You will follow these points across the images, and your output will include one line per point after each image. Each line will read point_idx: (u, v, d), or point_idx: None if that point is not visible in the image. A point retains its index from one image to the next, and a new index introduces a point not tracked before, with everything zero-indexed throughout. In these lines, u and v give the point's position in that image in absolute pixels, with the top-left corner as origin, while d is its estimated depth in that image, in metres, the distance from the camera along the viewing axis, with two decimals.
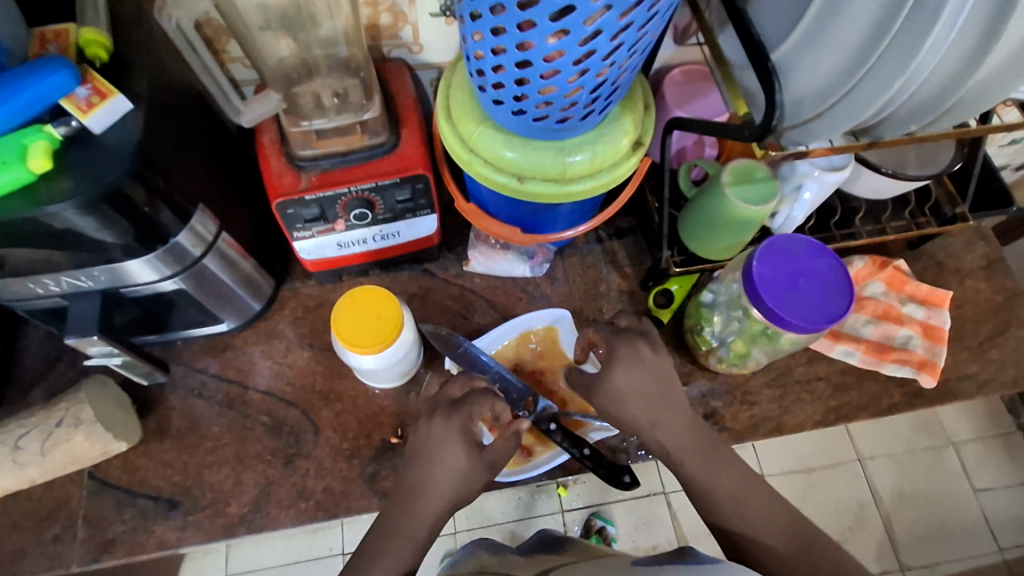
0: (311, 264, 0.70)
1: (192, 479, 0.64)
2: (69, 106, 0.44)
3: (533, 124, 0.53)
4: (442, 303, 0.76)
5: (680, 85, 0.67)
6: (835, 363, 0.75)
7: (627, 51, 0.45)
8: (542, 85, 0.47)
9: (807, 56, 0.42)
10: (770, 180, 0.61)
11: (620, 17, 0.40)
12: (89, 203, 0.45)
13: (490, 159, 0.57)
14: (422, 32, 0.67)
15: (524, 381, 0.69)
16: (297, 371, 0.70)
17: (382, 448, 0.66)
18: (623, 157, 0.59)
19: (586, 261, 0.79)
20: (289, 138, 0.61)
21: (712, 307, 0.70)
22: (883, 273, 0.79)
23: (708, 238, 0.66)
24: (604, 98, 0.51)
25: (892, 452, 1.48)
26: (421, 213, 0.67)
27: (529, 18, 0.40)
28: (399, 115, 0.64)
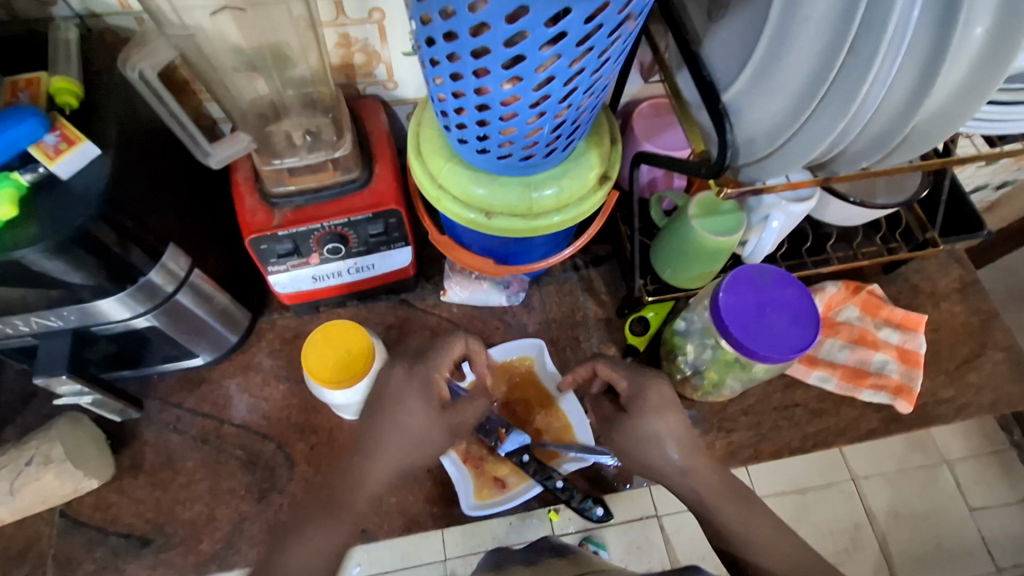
0: (287, 297, 0.70)
1: (164, 516, 0.64)
2: (37, 153, 0.45)
3: (498, 161, 0.54)
4: (420, 333, 0.76)
5: (649, 119, 0.69)
6: (813, 389, 0.76)
7: (582, 93, 0.46)
8: (502, 126, 0.48)
9: (755, 98, 0.43)
10: (735, 211, 0.62)
11: (571, 65, 0.41)
12: (56, 248, 0.46)
13: (458, 195, 0.58)
14: (396, 69, 0.69)
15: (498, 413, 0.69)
16: (273, 404, 0.70)
17: (356, 482, 0.66)
18: (590, 191, 0.60)
19: (563, 289, 0.79)
20: (261, 175, 0.62)
21: (685, 334, 0.70)
22: (857, 298, 0.80)
23: (679, 268, 0.67)
24: (567, 136, 0.52)
25: (885, 471, 1.46)
26: (395, 246, 0.68)
27: (482, 66, 0.42)
28: (372, 151, 0.65)
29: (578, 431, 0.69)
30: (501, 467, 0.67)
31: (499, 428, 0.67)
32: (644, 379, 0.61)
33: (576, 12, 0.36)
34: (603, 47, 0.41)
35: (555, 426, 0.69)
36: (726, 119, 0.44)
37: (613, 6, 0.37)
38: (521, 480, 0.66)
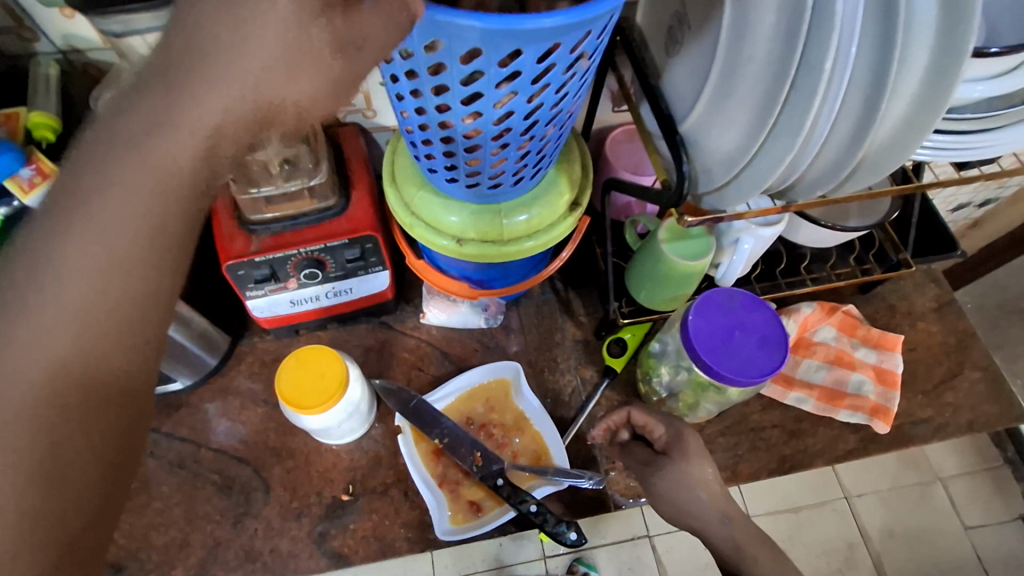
0: (265, 320, 0.71)
1: (138, 542, 0.64)
2: (12, 186, 0.47)
3: (468, 190, 0.55)
4: (399, 356, 0.76)
5: (621, 145, 0.70)
6: (790, 409, 0.76)
7: (544, 126, 0.47)
8: (467, 157, 0.49)
9: (710, 131, 0.45)
10: (703, 236, 0.64)
11: (528, 100, 0.43)
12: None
13: (431, 222, 0.60)
14: (374, 98, 0.70)
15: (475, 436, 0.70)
16: (251, 428, 0.70)
17: (332, 507, 0.66)
18: (561, 217, 0.61)
19: (542, 310, 0.80)
20: (239, 203, 0.63)
21: (660, 356, 0.71)
22: (832, 318, 0.80)
23: (653, 291, 0.68)
24: (534, 166, 0.54)
25: (878, 489, 1.45)
26: (373, 270, 0.69)
27: (443, 102, 0.43)
28: (349, 179, 0.67)
29: (554, 454, 0.69)
30: (477, 490, 0.67)
31: (475, 452, 0.67)
32: (680, 426, 0.64)
33: (527, 53, 0.38)
34: (559, 84, 0.43)
35: (531, 449, 0.70)
36: (682, 151, 0.46)
37: (564, 46, 0.39)
38: (496, 504, 0.67)
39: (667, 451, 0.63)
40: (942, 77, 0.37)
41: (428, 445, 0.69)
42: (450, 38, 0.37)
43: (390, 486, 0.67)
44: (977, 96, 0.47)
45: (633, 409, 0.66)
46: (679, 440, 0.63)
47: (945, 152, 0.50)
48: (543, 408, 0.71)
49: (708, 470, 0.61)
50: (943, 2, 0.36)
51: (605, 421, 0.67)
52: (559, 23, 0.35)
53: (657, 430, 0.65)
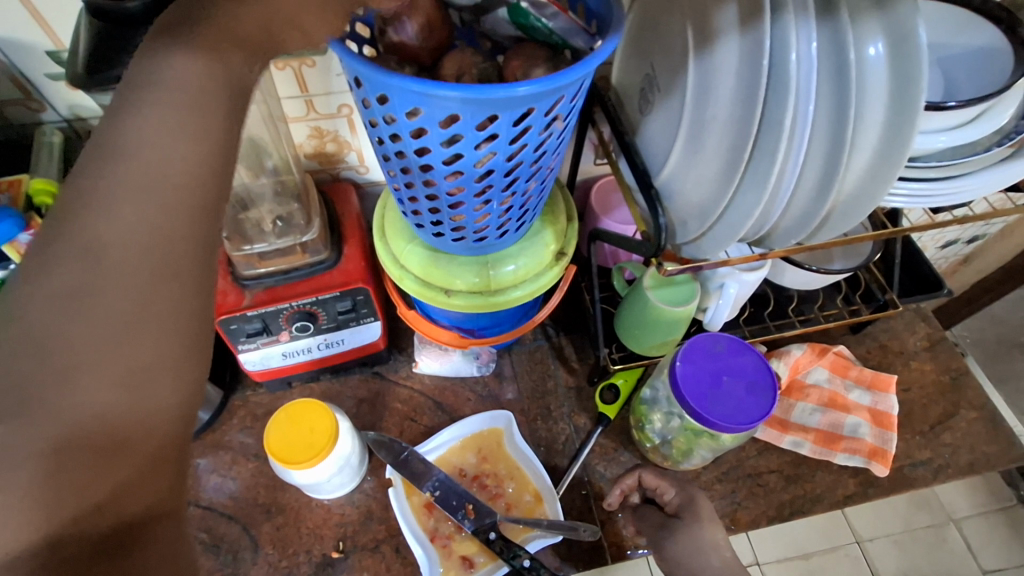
0: (258, 374, 0.71)
1: None
2: (9, 249, 0.49)
3: (454, 243, 0.57)
4: (392, 406, 0.76)
5: (606, 196, 0.72)
6: (786, 453, 0.75)
7: (525, 182, 0.49)
8: (452, 213, 0.51)
9: (683, 185, 0.46)
10: (688, 282, 0.65)
11: (507, 159, 0.45)
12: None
13: (418, 274, 0.61)
14: (366, 155, 0.73)
15: (467, 488, 0.68)
16: (241, 484, 0.69)
17: (322, 564, 0.65)
18: (547, 266, 0.62)
19: (534, 357, 0.80)
20: (233, 260, 0.64)
21: (651, 402, 0.71)
22: (824, 359, 0.80)
23: (641, 336, 0.69)
24: (517, 219, 0.55)
25: (891, 532, 1.41)
26: (364, 321, 0.70)
27: (426, 163, 0.45)
28: (342, 232, 0.69)
29: (547, 504, 0.68)
30: (469, 544, 0.66)
31: (467, 504, 0.66)
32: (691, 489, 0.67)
33: (503, 117, 0.40)
34: (537, 143, 0.45)
35: (525, 499, 0.69)
36: (658, 203, 0.47)
37: (538, 110, 0.41)
38: (490, 558, 0.65)
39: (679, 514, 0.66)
40: (897, 132, 0.39)
41: (420, 498, 0.68)
42: (429, 106, 0.39)
43: (382, 541, 0.66)
44: (942, 146, 0.49)
45: (645, 471, 0.68)
46: (691, 503, 0.66)
47: (921, 199, 0.52)
48: (536, 457, 0.70)
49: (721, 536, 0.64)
50: (892, 64, 0.38)
51: (619, 487, 0.68)
52: (531, 90, 0.37)
53: (670, 493, 0.67)
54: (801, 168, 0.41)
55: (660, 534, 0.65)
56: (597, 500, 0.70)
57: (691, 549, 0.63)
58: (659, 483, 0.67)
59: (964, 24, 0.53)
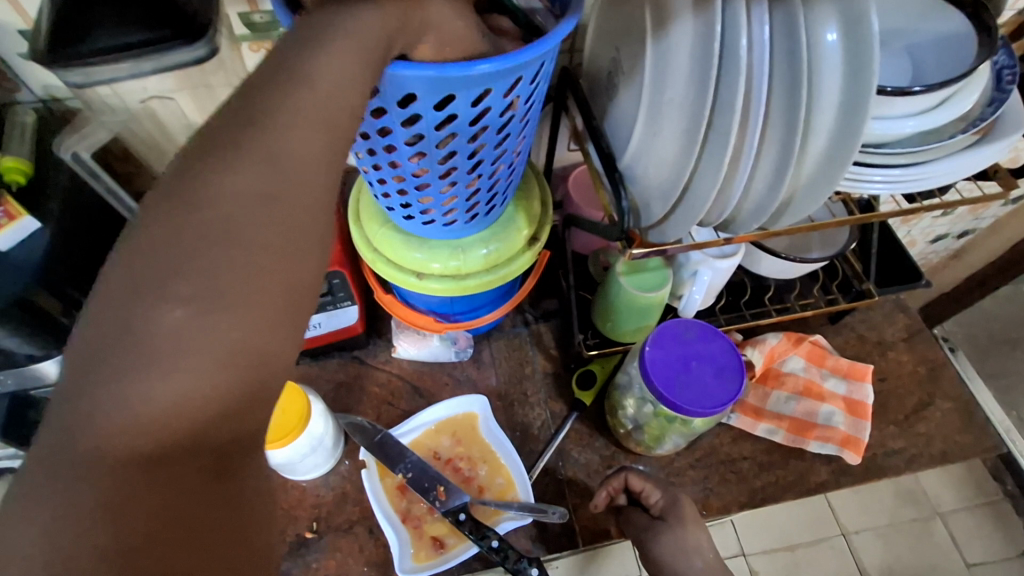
0: None
1: None
2: None
3: (425, 227, 0.57)
4: (370, 390, 0.77)
5: (583, 182, 0.73)
6: (760, 441, 0.76)
7: (491, 165, 0.49)
8: (419, 195, 0.51)
9: (644, 169, 0.47)
10: (661, 268, 0.65)
11: (470, 141, 0.45)
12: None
13: (392, 257, 0.61)
14: None
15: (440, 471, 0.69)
16: None
17: (295, 544, 0.66)
18: (520, 252, 0.62)
19: (513, 344, 0.81)
20: None
21: (625, 388, 0.71)
22: (799, 348, 0.80)
23: (616, 323, 0.69)
24: (486, 203, 0.55)
25: (877, 524, 1.42)
26: (341, 305, 0.70)
27: (389, 142, 0.45)
28: None
29: (519, 487, 0.69)
30: (441, 526, 0.66)
31: (439, 487, 0.66)
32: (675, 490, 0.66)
33: (461, 97, 0.40)
34: (499, 125, 0.45)
35: (497, 482, 0.69)
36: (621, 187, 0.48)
37: (497, 90, 0.41)
38: (461, 540, 0.66)
39: (664, 516, 0.65)
40: (852, 115, 0.39)
41: (393, 480, 0.69)
42: (387, 85, 0.39)
43: (355, 523, 0.67)
44: (909, 131, 0.49)
45: (631, 474, 0.66)
46: (675, 505, 0.65)
47: (899, 185, 0.51)
48: (509, 441, 0.71)
49: (703, 536, 0.64)
50: (844, 50, 0.38)
51: (606, 488, 0.66)
52: (489, 69, 0.38)
53: (654, 494, 0.66)
54: (756, 152, 0.42)
55: (644, 535, 0.65)
56: (570, 485, 0.71)
57: (670, 548, 0.64)
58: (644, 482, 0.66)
59: (923, 15, 0.54)
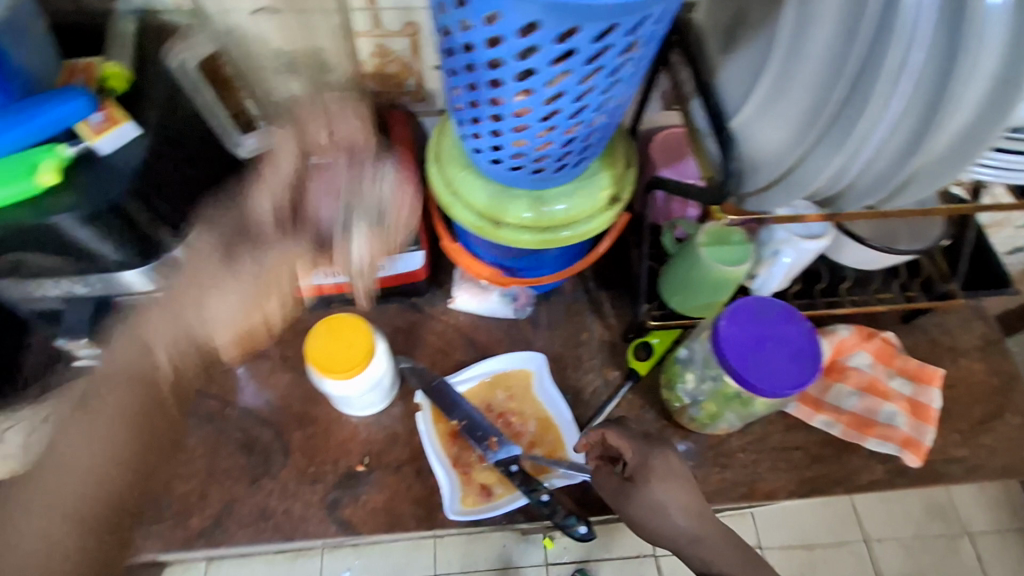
0: (301, 288, 0.72)
1: (161, 488, 0.67)
2: (83, 130, 0.48)
3: (511, 173, 0.56)
4: (426, 338, 0.77)
5: (668, 147, 0.70)
6: (815, 433, 0.74)
7: (592, 112, 0.47)
8: (513, 137, 0.49)
9: (762, 129, 0.46)
10: (744, 244, 0.63)
11: (580, 83, 0.43)
12: (81, 219, 0.48)
13: (470, 202, 0.60)
14: (427, 81, 0.72)
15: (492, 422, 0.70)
16: (277, 392, 0.73)
17: (347, 475, 0.67)
18: (599, 211, 0.61)
19: (571, 308, 0.80)
20: (289, 171, 0.65)
21: (686, 362, 0.70)
22: (870, 344, 0.78)
23: (685, 296, 0.67)
24: (577, 154, 0.53)
25: (901, 536, 1.40)
26: (408, 248, 0.70)
27: (496, 77, 0.43)
28: (394, 155, 0.68)
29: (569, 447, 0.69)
30: (488, 474, 0.67)
31: (491, 437, 0.68)
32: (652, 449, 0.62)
33: (583, 31, 0.38)
34: (613, 68, 0.43)
35: (547, 440, 0.70)
36: (729, 148, 0.46)
37: (621, 28, 0.39)
38: (507, 491, 0.67)
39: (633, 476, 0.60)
40: (1009, 89, 0.36)
41: (446, 425, 0.69)
42: (512, 10, 0.37)
43: (404, 463, 0.68)
44: None
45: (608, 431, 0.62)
46: (646, 466, 0.60)
47: (1006, 173, 0.49)
48: (564, 400, 0.71)
49: (679, 496, 0.59)
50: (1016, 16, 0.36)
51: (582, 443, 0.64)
52: None
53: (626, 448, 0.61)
54: (894, 119, 0.40)
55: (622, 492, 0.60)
56: None
57: None
58: (616, 436, 0.62)
59: None
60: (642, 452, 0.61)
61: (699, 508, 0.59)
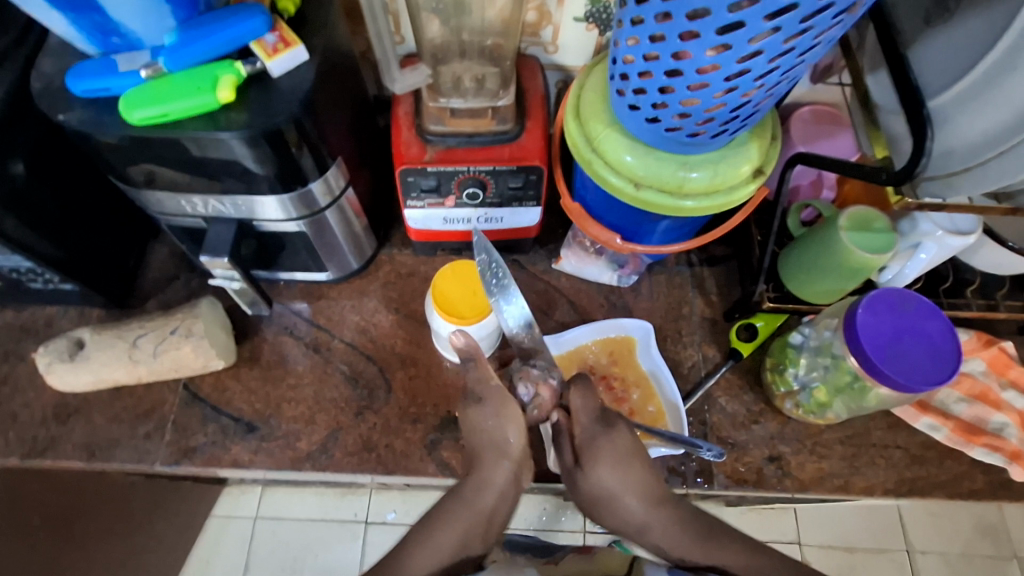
0: (415, 233, 0.73)
1: (271, 409, 0.69)
2: (257, 49, 0.49)
3: (664, 134, 0.54)
4: (526, 295, 0.77)
5: (808, 124, 0.67)
6: (918, 434, 0.72)
7: (779, 75, 0.45)
8: (685, 96, 0.48)
9: (965, 111, 0.45)
10: (887, 232, 0.62)
11: (784, 41, 0.41)
12: (246, 138, 0.49)
13: (610, 161, 0.59)
14: (563, 33, 0.70)
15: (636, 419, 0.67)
16: (381, 331, 0.74)
17: (446, 419, 0.69)
18: (741, 183, 0.59)
19: (674, 281, 0.78)
20: (424, 112, 0.65)
21: (800, 348, 0.69)
22: (987, 351, 0.75)
23: (810, 280, 0.67)
24: (741, 120, 0.52)
25: (945, 550, 1.36)
26: (527, 204, 0.69)
27: (693, 28, 0.42)
28: (526, 107, 0.66)
29: (670, 418, 0.69)
30: None
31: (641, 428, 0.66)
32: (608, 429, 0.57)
33: None
34: (821, 29, 0.41)
35: (648, 409, 0.70)
36: (926, 125, 0.44)
37: None
38: None
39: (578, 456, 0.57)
40: None
41: None
42: None
43: None
44: None
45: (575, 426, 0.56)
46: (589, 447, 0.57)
47: None
48: (668, 372, 0.71)
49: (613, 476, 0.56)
50: None
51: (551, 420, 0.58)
52: None
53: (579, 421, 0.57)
54: None
55: (572, 474, 0.58)
56: (715, 430, 0.71)
57: None
58: (578, 402, 0.58)
59: None
60: (592, 432, 0.57)
61: (659, 495, 0.57)
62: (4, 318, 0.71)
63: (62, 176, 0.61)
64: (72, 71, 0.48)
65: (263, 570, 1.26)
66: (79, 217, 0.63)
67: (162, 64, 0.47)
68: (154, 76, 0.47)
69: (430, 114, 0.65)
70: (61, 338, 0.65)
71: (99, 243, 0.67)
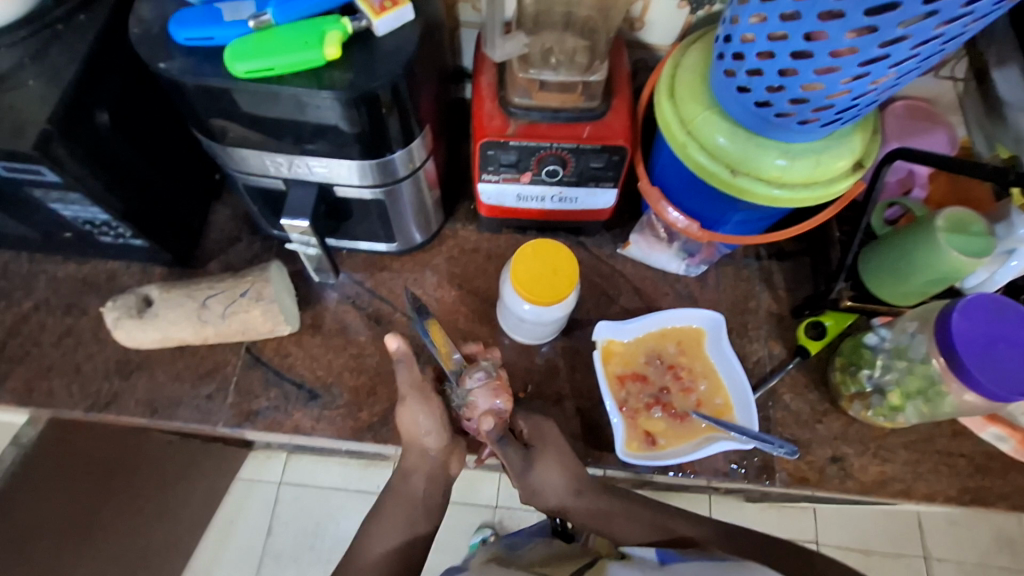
0: (486, 208, 0.71)
1: (332, 377, 0.68)
2: (365, 6, 0.47)
3: (771, 120, 0.52)
4: (590, 279, 0.76)
5: (903, 119, 0.65)
6: (982, 444, 0.71)
7: (915, 63, 0.43)
8: (809, 80, 0.46)
9: None
10: (985, 237, 0.61)
11: (935, 27, 0.39)
12: (351, 99, 0.47)
13: (705, 145, 0.57)
14: (652, 10, 0.67)
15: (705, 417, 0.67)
16: (444, 306, 0.73)
17: None
18: (840, 176, 0.57)
19: (741, 274, 0.77)
20: (510, 83, 0.63)
21: (875, 350, 0.67)
22: None
23: (893, 279, 0.66)
24: (857, 109, 0.50)
25: (961, 559, 1.35)
26: (604, 185, 0.67)
27: (837, 8, 0.40)
28: (612, 85, 0.64)
29: (738, 412, 0.68)
30: (653, 423, 0.67)
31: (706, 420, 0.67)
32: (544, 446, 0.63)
33: None
34: (979, 15, 0.39)
35: (716, 402, 0.69)
36: None
37: None
38: (673, 444, 0.67)
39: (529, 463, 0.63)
40: None
41: (615, 368, 0.70)
42: None
43: (564, 397, 0.69)
44: None
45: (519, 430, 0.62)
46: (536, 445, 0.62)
47: None
48: (738, 366, 0.69)
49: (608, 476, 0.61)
50: None
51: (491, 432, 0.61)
52: None
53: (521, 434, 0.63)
54: None
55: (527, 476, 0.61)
56: (779, 426, 0.70)
57: None
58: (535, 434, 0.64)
59: None
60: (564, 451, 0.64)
61: None
62: (66, 271, 0.71)
63: (142, 128, 0.60)
64: (174, 17, 0.47)
65: (285, 535, 1.27)
66: (154, 172, 0.62)
67: (269, 17, 0.46)
68: (260, 28, 0.46)
69: (514, 87, 0.63)
70: (129, 293, 0.64)
71: (169, 200, 0.66)
